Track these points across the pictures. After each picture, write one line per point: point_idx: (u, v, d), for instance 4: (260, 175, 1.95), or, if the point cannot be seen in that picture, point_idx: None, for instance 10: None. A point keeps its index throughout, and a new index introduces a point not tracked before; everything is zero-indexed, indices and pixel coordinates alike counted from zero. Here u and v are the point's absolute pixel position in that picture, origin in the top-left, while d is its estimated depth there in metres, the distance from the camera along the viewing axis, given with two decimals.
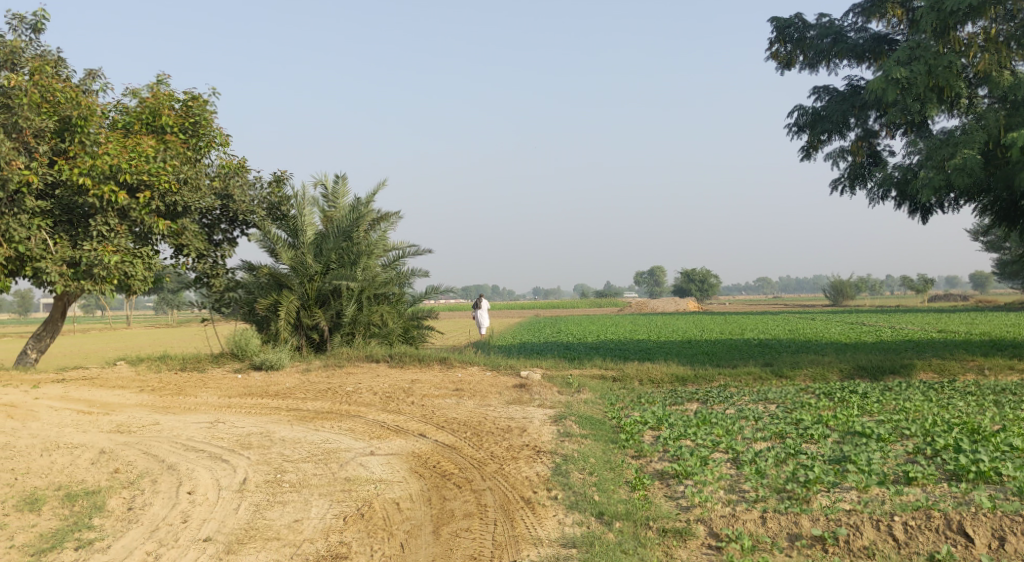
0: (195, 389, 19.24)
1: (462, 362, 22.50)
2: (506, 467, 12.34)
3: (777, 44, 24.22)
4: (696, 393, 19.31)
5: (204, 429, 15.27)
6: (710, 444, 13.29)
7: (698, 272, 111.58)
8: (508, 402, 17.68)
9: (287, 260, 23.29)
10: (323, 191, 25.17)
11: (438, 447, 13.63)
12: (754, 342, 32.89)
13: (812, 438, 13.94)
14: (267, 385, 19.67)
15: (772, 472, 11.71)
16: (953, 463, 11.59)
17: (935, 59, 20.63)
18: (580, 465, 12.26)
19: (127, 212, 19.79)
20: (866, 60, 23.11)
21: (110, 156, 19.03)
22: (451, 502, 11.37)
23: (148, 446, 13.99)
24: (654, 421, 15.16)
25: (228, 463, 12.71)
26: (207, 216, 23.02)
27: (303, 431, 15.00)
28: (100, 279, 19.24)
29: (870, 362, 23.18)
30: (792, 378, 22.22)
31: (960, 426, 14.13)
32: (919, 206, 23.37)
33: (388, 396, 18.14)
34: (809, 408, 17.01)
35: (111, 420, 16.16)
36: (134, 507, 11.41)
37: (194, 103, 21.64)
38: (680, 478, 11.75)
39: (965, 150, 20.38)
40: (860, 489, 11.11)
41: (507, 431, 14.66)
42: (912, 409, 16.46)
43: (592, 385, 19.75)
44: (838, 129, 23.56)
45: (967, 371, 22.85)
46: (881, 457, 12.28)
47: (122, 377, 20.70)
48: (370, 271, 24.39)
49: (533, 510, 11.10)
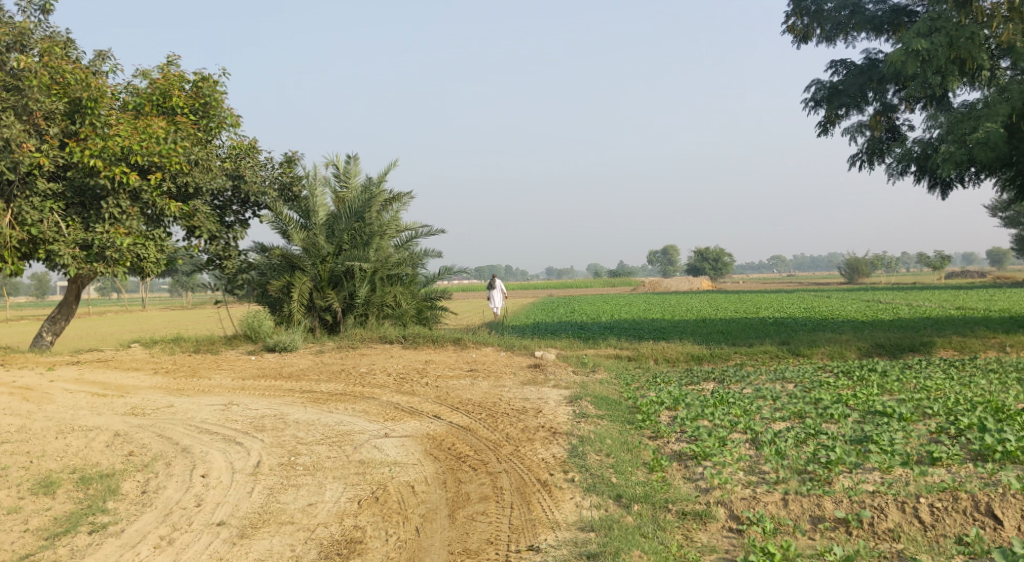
0: (209, 371, 19.16)
1: (477, 342, 22.36)
2: (522, 449, 12.19)
3: (794, 17, 23.84)
4: (713, 372, 19.09)
5: (218, 411, 15.19)
6: (728, 424, 13.10)
7: (713, 251, 111.17)
8: (523, 383, 17.54)
9: (299, 242, 23.10)
10: (335, 171, 25.01)
11: (454, 428, 13.50)
12: (771, 321, 32.67)
13: (831, 418, 13.73)
14: (281, 367, 19.57)
15: (793, 453, 11.52)
16: (979, 443, 11.37)
17: (956, 31, 20.26)
18: (598, 447, 12.10)
19: (139, 194, 19.66)
20: (884, 32, 22.68)
21: (120, 138, 18.90)
22: (467, 485, 11.23)
23: (162, 428, 13.90)
24: (671, 401, 14.97)
25: (241, 446, 12.61)
26: (218, 198, 22.91)
27: (317, 413, 14.90)
28: (112, 262, 19.19)
29: (889, 340, 22.91)
30: (810, 357, 21.98)
31: (983, 405, 13.89)
32: (939, 181, 23.02)
33: (402, 377, 18.03)
34: (828, 387, 16.79)
35: (126, 402, 16.10)
36: (148, 490, 11.32)
37: (204, 83, 21.47)
38: (698, 459, 11.58)
39: (987, 124, 20.03)
40: (883, 470, 10.92)
41: (523, 412, 14.51)
42: (933, 388, 16.22)
43: (608, 365, 19.56)
44: (856, 103, 23.19)
45: (988, 348, 22.56)
46: (903, 437, 12.07)
47: (136, 359, 20.65)
48: (383, 252, 24.23)
49: (551, 493, 10.95)
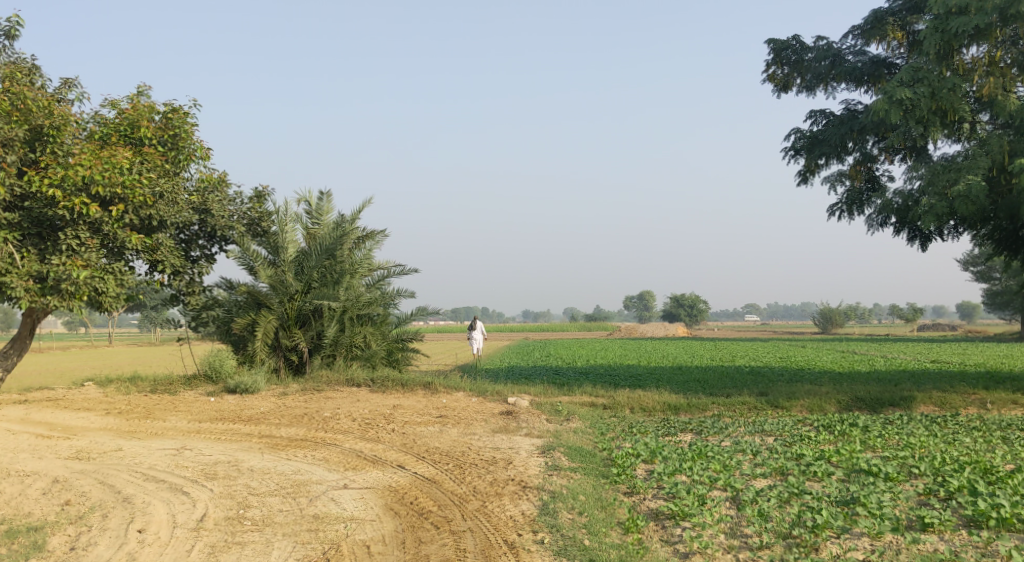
0: (164, 412, 18.27)
1: (448, 387, 21.60)
2: (489, 506, 11.43)
3: (774, 67, 23.55)
4: (690, 423, 18.42)
5: (168, 456, 14.33)
6: (707, 480, 12.40)
7: (687, 298, 111.28)
8: (494, 430, 16.81)
9: (266, 279, 22.37)
10: (307, 208, 24.31)
11: (417, 480, 12.72)
12: (747, 369, 32.10)
13: (815, 476, 13.06)
14: (240, 410, 18.69)
15: (776, 515, 10.82)
16: (972, 508, 10.75)
17: (938, 81, 19.93)
18: (570, 504, 11.36)
19: (99, 226, 18.78)
20: (864, 84, 22.41)
21: (82, 167, 17.85)
22: (427, 546, 10.45)
23: (105, 475, 13.05)
24: (648, 453, 14.26)
25: (187, 497, 11.77)
26: (184, 232, 22.14)
27: (274, 461, 14.09)
28: (68, 295, 18.18)
29: (869, 393, 22.30)
30: (788, 409, 21.34)
31: (972, 465, 13.29)
32: (919, 232, 22.64)
33: (367, 423, 17.23)
34: (809, 441, 16.16)
35: (70, 445, 15.21)
36: (78, 546, 10.46)
37: (174, 115, 20.74)
38: (677, 519, 10.88)
39: (969, 175, 19.66)
40: (873, 536, 10.29)
41: (492, 463, 13.75)
42: (918, 445, 15.61)
43: (582, 413, 18.85)
44: (836, 152, 22.84)
45: (970, 404, 22.05)
46: (891, 499, 11.41)
47: (89, 399, 19.68)
48: (354, 290, 23.56)
49: (516, 557, 10.19)
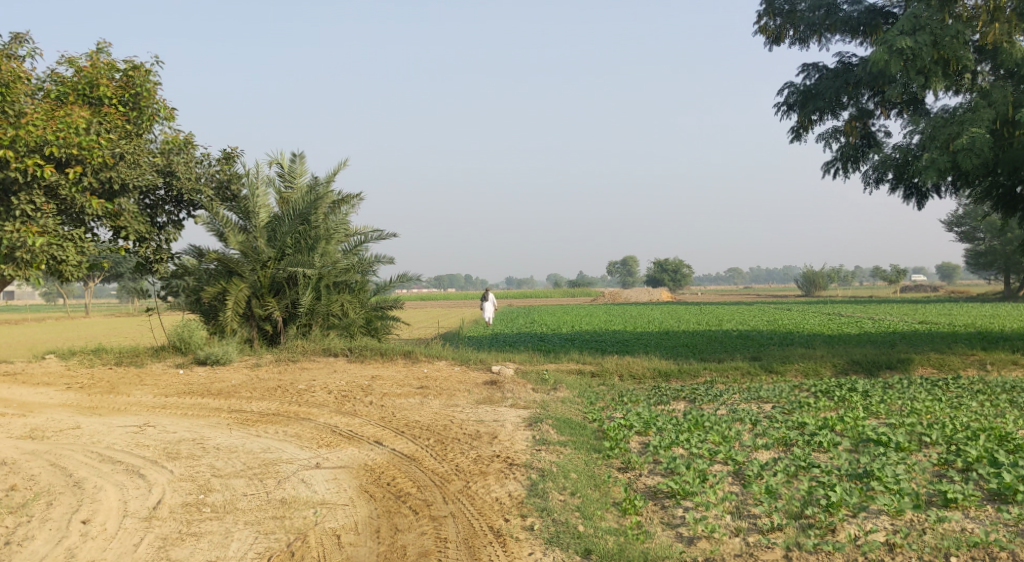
0: (129, 387, 17.22)
1: (429, 356, 20.67)
2: (473, 487, 10.52)
3: (766, 17, 22.35)
4: (683, 390, 17.54)
5: (128, 434, 13.32)
6: (707, 454, 11.48)
7: (671, 262, 110.47)
8: (478, 402, 15.91)
9: (237, 245, 21.25)
10: (279, 170, 23.20)
11: (396, 458, 11.79)
12: (735, 333, 31.33)
13: (820, 448, 12.18)
14: (210, 383, 17.68)
15: (786, 492, 9.96)
16: (997, 481, 9.90)
17: (940, 29, 18.95)
18: (561, 484, 10.45)
19: (55, 190, 17.56)
20: (860, 34, 21.42)
21: (35, 127, 16.46)
22: (405, 535, 9.54)
23: (58, 456, 12.04)
24: (642, 425, 13.31)
25: (143, 480, 10.80)
26: (149, 196, 21.03)
27: (242, 438, 13.10)
28: (24, 264, 16.91)
29: (865, 356, 21.49)
30: (783, 373, 20.53)
31: (985, 432, 12.43)
32: (915, 190, 21.74)
33: (344, 395, 16.26)
34: (809, 408, 15.35)
35: (24, 423, 14.16)
36: (13, 540, 9.48)
37: (135, 73, 19.51)
38: (678, 499, 10.01)
39: (973, 128, 18.70)
40: (893, 515, 9.46)
41: (476, 438, 12.81)
42: (923, 411, 14.77)
43: (570, 382, 17.94)
44: (830, 108, 21.80)
45: (968, 366, 21.27)
46: (906, 471, 10.52)
47: (49, 373, 18.59)
48: (330, 256, 22.49)
49: (503, 547, 9.30)
